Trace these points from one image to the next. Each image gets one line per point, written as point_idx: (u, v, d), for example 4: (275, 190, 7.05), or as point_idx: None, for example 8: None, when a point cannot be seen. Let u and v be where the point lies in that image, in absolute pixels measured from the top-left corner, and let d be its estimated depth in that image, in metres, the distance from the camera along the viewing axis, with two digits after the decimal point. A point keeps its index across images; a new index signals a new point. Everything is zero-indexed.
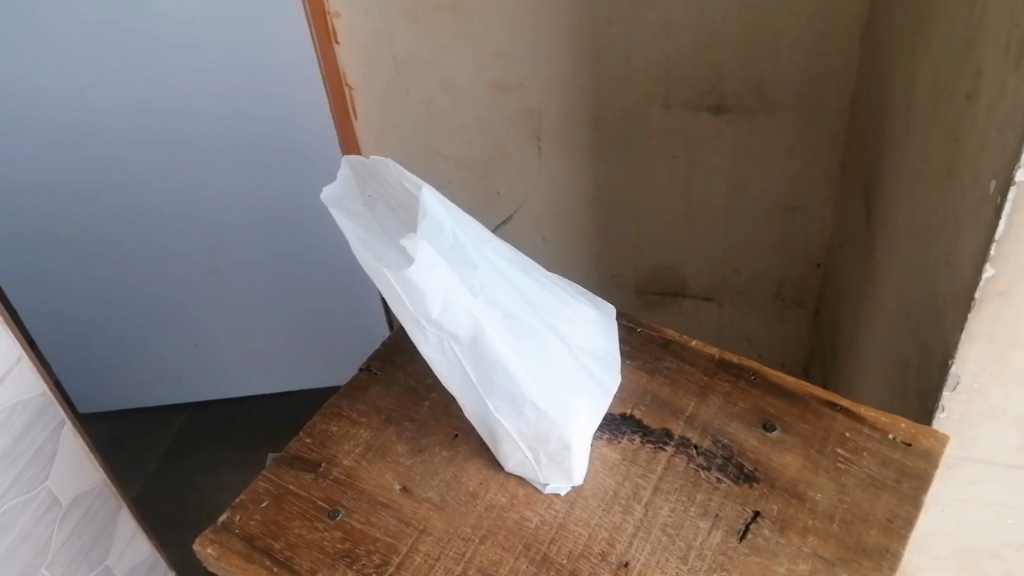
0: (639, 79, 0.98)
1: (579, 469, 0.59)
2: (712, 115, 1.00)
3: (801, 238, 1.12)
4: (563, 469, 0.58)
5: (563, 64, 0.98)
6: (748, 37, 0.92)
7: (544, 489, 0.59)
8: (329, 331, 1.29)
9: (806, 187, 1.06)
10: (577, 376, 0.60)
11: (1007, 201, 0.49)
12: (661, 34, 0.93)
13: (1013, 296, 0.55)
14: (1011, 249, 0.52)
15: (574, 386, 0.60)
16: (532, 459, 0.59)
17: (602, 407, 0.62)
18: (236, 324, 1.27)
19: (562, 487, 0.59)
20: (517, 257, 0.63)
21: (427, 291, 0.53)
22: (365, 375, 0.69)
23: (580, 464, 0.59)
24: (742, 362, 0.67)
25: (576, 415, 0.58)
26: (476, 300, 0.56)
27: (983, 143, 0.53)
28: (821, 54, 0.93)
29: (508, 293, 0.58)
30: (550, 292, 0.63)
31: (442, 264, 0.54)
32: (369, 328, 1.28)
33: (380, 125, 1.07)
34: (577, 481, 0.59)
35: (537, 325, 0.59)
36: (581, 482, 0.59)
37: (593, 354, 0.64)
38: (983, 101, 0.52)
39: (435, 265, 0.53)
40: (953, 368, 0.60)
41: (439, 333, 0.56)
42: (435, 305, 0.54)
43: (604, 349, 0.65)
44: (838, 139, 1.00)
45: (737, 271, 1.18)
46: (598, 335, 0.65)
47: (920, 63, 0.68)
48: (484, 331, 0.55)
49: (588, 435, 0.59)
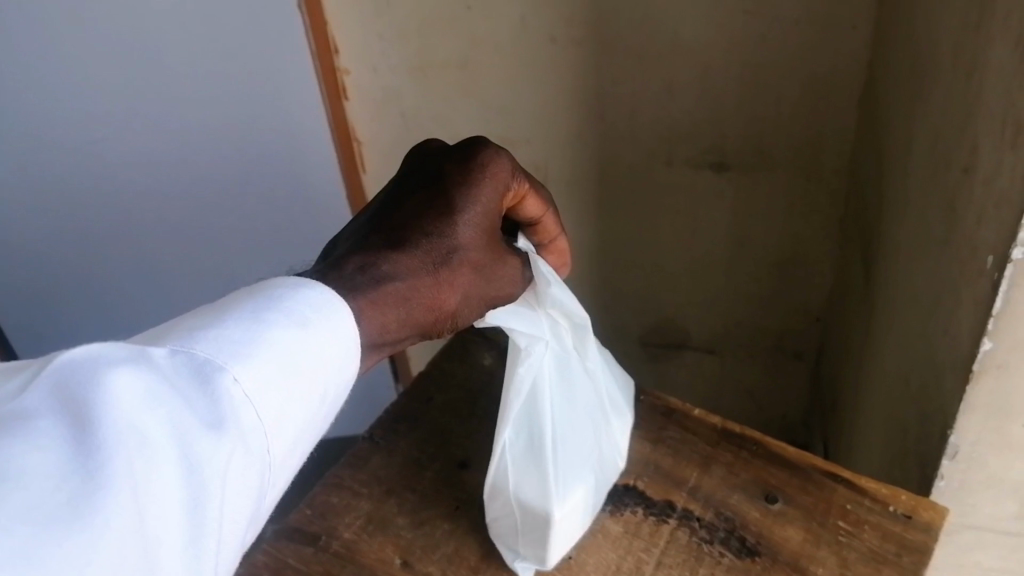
0: (641, 137, 0.99)
1: (555, 553, 0.59)
2: (714, 172, 1.01)
3: (801, 293, 1.12)
4: (540, 546, 0.58)
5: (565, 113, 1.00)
6: (749, 94, 0.93)
7: (515, 563, 0.59)
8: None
9: (807, 243, 1.06)
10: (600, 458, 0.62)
11: (1005, 277, 0.50)
12: (663, 94, 0.95)
13: (1012, 369, 0.54)
14: (1008, 324, 0.52)
15: (582, 469, 0.60)
16: (515, 521, 0.59)
17: (602, 485, 0.62)
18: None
19: (530, 567, 0.59)
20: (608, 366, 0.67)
21: (519, 325, 0.59)
22: (366, 445, 0.70)
23: (556, 546, 0.58)
24: (743, 432, 0.67)
25: (581, 496, 0.59)
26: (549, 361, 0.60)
27: (981, 216, 0.53)
28: (821, 115, 0.93)
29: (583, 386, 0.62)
30: (618, 395, 0.67)
31: (534, 315, 0.60)
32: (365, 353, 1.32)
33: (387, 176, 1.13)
34: (547, 564, 0.59)
35: (589, 409, 0.63)
36: (554, 564, 0.59)
37: (620, 424, 0.66)
38: (981, 175, 0.53)
39: (526, 312, 0.60)
40: (952, 439, 0.60)
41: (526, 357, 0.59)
42: (519, 335, 0.59)
43: (626, 421, 0.66)
44: (837, 196, 1.00)
45: (738, 324, 1.18)
46: (623, 407, 0.67)
47: (918, 127, 0.69)
48: (542, 380, 0.59)
49: (576, 523, 0.59)
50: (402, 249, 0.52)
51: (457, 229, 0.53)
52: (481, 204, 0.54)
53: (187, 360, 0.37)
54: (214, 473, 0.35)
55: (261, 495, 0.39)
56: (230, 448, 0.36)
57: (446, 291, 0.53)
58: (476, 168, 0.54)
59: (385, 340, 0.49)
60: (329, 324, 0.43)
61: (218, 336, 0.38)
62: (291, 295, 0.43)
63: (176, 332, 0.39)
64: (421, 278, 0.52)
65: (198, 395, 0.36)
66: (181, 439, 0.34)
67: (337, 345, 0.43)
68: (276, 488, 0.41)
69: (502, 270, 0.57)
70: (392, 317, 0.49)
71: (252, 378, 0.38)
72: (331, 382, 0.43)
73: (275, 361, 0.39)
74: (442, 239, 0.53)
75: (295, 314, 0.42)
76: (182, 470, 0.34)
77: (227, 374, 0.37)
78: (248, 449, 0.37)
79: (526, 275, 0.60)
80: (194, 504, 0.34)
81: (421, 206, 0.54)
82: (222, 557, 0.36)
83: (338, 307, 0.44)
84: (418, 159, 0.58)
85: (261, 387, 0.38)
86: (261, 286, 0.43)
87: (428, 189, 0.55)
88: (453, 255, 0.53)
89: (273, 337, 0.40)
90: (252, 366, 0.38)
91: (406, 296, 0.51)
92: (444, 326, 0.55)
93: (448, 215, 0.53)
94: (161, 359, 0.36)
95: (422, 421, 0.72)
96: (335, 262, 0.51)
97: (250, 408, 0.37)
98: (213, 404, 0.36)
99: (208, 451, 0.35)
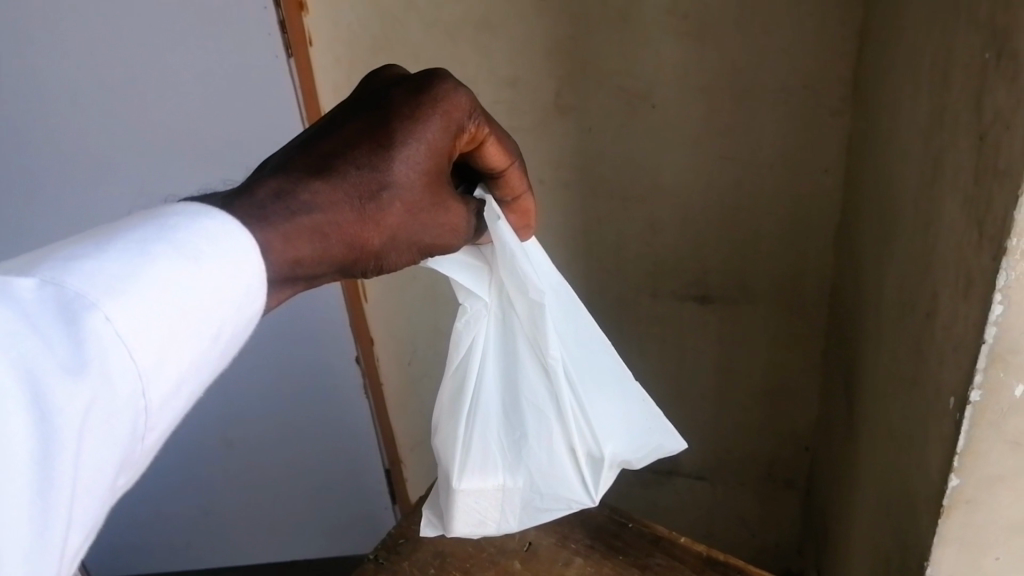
0: (627, 270, 1.06)
1: (458, 524, 0.65)
2: (699, 304, 1.06)
3: (788, 422, 1.14)
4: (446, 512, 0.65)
5: (556, 243, 1.07)
6: (730, 231, 0.99)
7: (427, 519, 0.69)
8: (325, 442, 1.36)
9: (789, 374, 1.10)
10: (547, 458, 0.64)
11: (964, 419, 0.51)
12: (646, 232, 1.02)
13: (980, 506, 0.56)
14: (972, 461, 0.53)
15: (507, 454, 0.64)
16: (439, 478, 0.67)
17: (542, 490, 0.65)
18: (267, 459, 1.38)
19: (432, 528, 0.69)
20: (600, 364, 0.65)
21: (462, 279, 0.63)
22: (372, 565, 0.74)
23: (457, 519, 0.65)
24: (724, 560, 0.72)
25: (497, 483, 0.64)
26: (488, 330, 0.64)
27: (942, 360, 0.56)
28: (795, 249, 0.98)
29: (535, 371, 0.64)
30: (602, 400, 0.65)
31: (486, 276, 0.64)
32: (366, 465, 1.39)
33: (386, 306, 1.23)
34: (453, 532, 0.66)
35: (541, 397, 0.64)
36: (460, 533, 0.66)
37: (591, 443, 0.64)
38: (940, 321, 0.56)
39: (480, 274, 0.64)
40: (927, 570, 0.60)
41: (465, 317, 0.64)
42: (461, 289, 0.64)
43: (601, 434, 0.64)
44: (817, 329, 1.04)
45: (728, 452, 1.20)
46: (606, 418, 0.65)
47: (887, 270, 0.73)
48: (478, 346, 0.64)
49: (489, 507, 0.65)
50: (330, 178, 0.49)
51: (394, 163, 0.50)
52: (422, 138, 0.51)
53: (55, 294, 0.35)
54: (71, 423, 0.33)
55: (135, 441, 0.37)
56: (92, 395, 0.34)
57: (373, 231, 0.50)
58: (427, 102, 0.51)
59: (298, 274, 0.47)
60: (228, 256, 0.42)
61: (93, 268, 0.36)
62: (186, 225, 0.41)
63: (50, 257, 0.37)
64: (346, 212, 0.49)
65: (62, 334, 0.34)
66: (34, 382, 0.32)
67: (236, 283, 0.42)
68: (160, 435, 0.40)
69: (443, 215, 0.54)
70: (306, 251, 0.47)
71: (125, 316, 0.36)
72: (225, 325, 0.42)
73: (155, 295, 0.37)
74: (374, 173, 0.50)
75: (187, 245, 0.40)
76: (36, 418, 0.32)
77: (96, 313, 0.35)
78: (114, 394, 0.35)
79: (475, 223, 0.58)
80: (46, 451, 0.32)
81: (357, 133, 0.50)
82: (73, 527, 0.35)
83: (236, 236, 0.42)
84: (370, 86, 0.54)
85: (138, 326, 0.36)
86: (159, 210, 0.42)
87: (369, 114, 0.51)
88: (386, 192, 0.50)
89: (157, 268, 0.38)
90: (125, 301, 0.36)
91: (323, 229, 0.48)
92: (370, 264, 0.52)
93: (385, 147, 0.50)
94: (26, 292, 0.34)
95: (422, 543, 0.75)
96: (252, 182, 0.48)
97: (121, 348, 0.35)
98: (75, 342, 0.34)
99: (62, 397, 0.33)
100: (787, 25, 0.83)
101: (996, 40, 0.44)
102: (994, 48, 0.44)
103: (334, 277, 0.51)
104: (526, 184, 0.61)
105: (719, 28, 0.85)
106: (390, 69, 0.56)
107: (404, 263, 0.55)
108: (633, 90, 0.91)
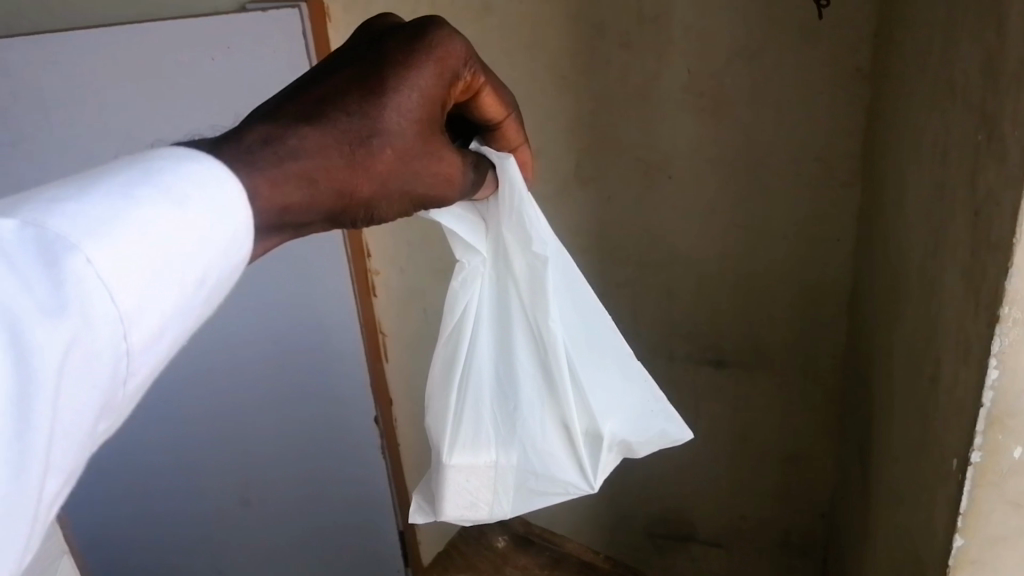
0: (644, 331, 1.09)
1: (448, 507, 0.67)
2: (715, 367, 1.08)
3: (806, 488, 1.14)
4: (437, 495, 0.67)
5: None
6: (744, 295, 1.01)
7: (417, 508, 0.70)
8: (341, 492, 1.41)
9: (804, 440, 1.11)
10: (538, 435, 0.65)
11: (966, 478, 0.53)
12: (663, 296, 1.05)
13: (985, 566, 0.57)
14: (975, 521, 0.55)
15: (498, 431, 0.66)
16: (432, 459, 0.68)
17: (533, 472, 0.66)
18: (288, 516, 1.45)
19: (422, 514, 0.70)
20: (592, 336, 0.65)
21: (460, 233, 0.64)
22: None
23: (448, 501, 0.66)
24: None
25: (490, 460, 0.66)
26: (482, 292, 0.65)
27: (947, 422, 0.57)
28: (809, 316, 1.00)
29: (524, 338, 0.65)
30: (598, 370, 0.65)
31: (481, 231, 0.65)
32: (379, 523, 1.43)
33: (406, 365, 1.31)
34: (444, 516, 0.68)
35: (532, 366, 0.65)
36: (452, 518, 0.67)
37: (586, 418, 0.65)
38: (943, 386, 0.58)
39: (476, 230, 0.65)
40: None
41: (461, 276, 0.65)
42: (458, 246, 0.66)
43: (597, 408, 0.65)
44: (831, 394, 1.05)
45: (744, 517, 1.20)
46: (602, 394, 0.65)
47: (896, 332, 0.75)
48: (473, 308, 0.65)
49: (479, 488, 0.66)
50: (319, 124, 0.48)
51: (385, 111, 0.49)
52: (415, 86, 0.50)
53: (34, 235, 0.34)
54: (49, 368, 0.32)
55: (116, 386, 0.36)
56: (73, 336, 0.33)
57: (364, 179, 0.49)
58: (420, 48, 0.51)
59: (286, 221, 0.47)
60: (212, 201, 0.41)
61: (73, 211, 0.36)
62: (170, 169, 0.41)
63: (32, 201, 0.36)
64: (335, 159, 0.48)
65: (39, 278, 0.33)
66: (10, 325, 0.32)
67: (221, 228, 0.41)
68: (147, 380, 0.39)
69: (436, 168, 0.53)
70: (292, 198, 0.46)
71: (107, 258, 0.35)
72: (212, 271, 0.41)
73: (138, 238, 0.37)
74: (365, 120, 0.49)
75: (173, 189, 0.40)
76: (11, 362, 0.32)
77: (77, 256, 0.34)
78: (93, 338, 0.34)
79: (471, 176, 0.57)
80: (21, 393, 0.32)
81: (346, 80, 0.50)
82: (54, 470, 0.34)
83: (221, 180, 0.42)
84: (366, 35, 0.54)
85: (120, 266, 0.35)
86: (144, 155, 0.41)
87: (362, 63, 0.50)
88: (375, 138, 0.49)
89: (142, 213, 0.38)
90: (106, 244, 0.35)
91: (312, 175, 0.47)
92: (360, 215, 0.51)
93: (377, 93, 0.49)
94: (6, 231, 0.34)
95: None
96: (240, 127, 0.47)
97: (101, 291, 0.35)
98: (54, 286, 0.33)
99: (41, 339, 0.32)
100: (796, 100, 0.87)
101: (986, 123, 0.47)
102: (985, 130, 0.47)
103: (322, 227, 0.50)
104: (523, 136, 0.62)
105: (731, 104, 0.89)
106: (384, 19, 0.56)
107: (394, 216, 0.54)
108: (650, 159, 0.96)
